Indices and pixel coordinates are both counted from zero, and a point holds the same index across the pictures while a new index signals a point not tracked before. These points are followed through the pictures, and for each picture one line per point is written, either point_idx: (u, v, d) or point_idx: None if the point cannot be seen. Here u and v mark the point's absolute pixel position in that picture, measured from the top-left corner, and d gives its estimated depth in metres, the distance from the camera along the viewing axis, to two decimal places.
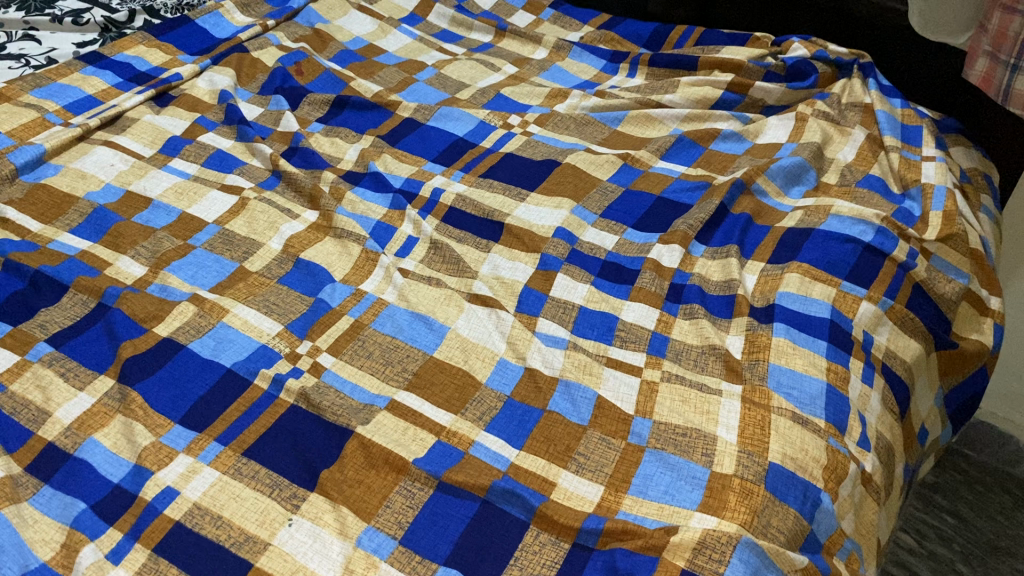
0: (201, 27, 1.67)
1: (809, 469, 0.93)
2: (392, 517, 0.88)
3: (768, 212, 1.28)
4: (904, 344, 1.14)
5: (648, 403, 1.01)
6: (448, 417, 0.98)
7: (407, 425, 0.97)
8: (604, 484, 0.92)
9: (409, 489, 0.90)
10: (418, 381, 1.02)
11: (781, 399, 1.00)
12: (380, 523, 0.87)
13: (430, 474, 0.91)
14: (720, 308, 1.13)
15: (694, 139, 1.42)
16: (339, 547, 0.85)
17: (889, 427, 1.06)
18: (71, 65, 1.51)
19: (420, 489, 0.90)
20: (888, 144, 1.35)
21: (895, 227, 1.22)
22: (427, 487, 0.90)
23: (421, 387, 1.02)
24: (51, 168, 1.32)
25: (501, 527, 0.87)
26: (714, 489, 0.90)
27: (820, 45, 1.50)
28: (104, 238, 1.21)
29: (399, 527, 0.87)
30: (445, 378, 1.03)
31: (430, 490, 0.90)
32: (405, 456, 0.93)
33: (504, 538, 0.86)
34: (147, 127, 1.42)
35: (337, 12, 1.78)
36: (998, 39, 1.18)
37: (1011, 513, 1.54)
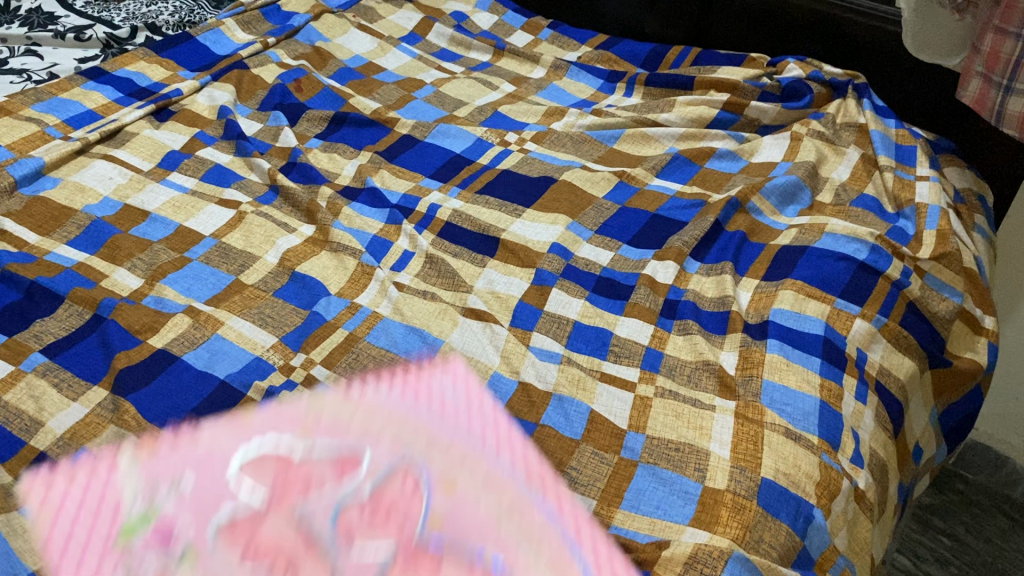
0: (202, 44, 1.68)
1: (803, 485, 0.93)
2: (335, 498, 0.89)
3: (762, 230, 1.29)
4: (897, 362, 1.14)
5: (641, 418, 1.01)
6: (426, 406, 0.99)
7: (386, 411, 0.98)
8: (596, 498, 0.91)
9: (395, 487, 0.90)
10: (411, 370, 1.03)
11: (774, 415, 1.00)
12: (319, 503, 0.88)
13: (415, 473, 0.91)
14: (714, 324, 1.14)
15: (689, 158, 1.43)
16: (269, 521, 0.86)
17: (883, 445, 1.06)
18: (72, 80, 1.52)
19: (405, 484, 0.90)
20: (882, 163, 1.36)
21: (888, 246, 1.23)
22: (381, 472, 0.91)
23: (412, 376, 1.03)
24: (50, 181, 1.33)
25: (451, 515, 0.87)
26: (706, 504, 0.90)
27: (815, 66, 1.52)
28: (101, 250, 1.21)
29: None
30: (437, 373, 1.03)
31: (383, 475, 0.91)
32: (370, 441, 0.94)
33: (453, 523, 0.87)
34: (146, 141, 1.42)
35: (337, 30, 1.79)
36: (991, 61, 1.18)
37: (1008, 535, 1.53)
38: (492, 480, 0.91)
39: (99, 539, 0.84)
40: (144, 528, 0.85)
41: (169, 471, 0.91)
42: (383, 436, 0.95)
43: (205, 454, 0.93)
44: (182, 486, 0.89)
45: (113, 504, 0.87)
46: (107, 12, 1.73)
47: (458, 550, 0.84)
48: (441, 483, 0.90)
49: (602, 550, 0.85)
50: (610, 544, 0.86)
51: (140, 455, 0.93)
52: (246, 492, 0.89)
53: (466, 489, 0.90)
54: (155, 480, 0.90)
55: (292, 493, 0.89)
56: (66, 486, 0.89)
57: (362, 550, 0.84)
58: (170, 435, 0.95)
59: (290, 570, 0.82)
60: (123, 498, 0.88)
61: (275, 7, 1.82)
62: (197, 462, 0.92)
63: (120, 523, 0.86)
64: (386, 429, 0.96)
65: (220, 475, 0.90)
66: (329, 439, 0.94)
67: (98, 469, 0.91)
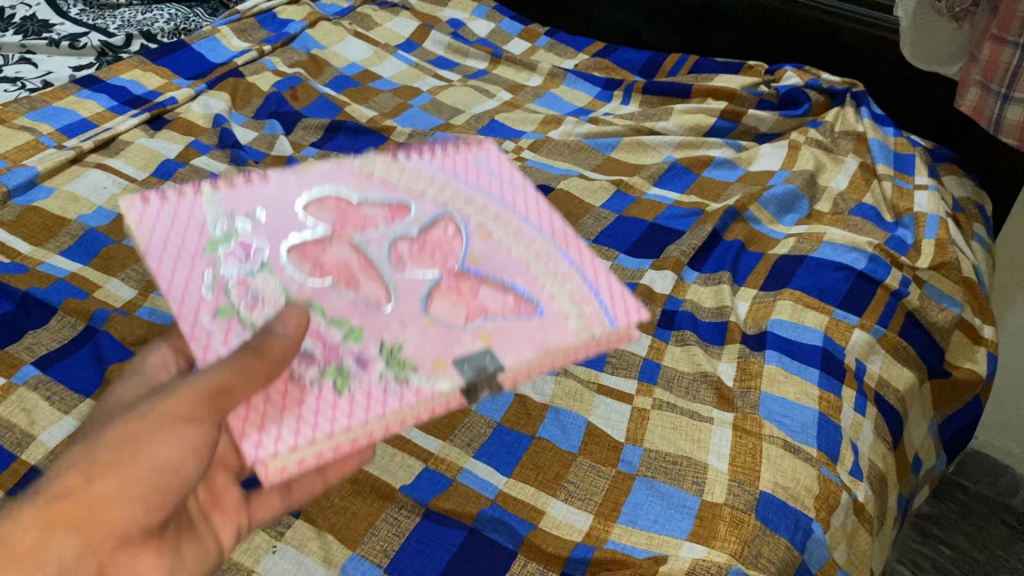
0: (197, 51, 1.67)
1: (801, 499, 0.92)
2: (388, 227, 0.72)
3: (761, 239, 1.29)
4: (897, 373, 1.13)
5: (638, 431, 1.00)
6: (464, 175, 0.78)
7: (437, 164, 0.79)
8: (593, 513, 0.91)
9: (422, 254, 0.70)
10: (459, 151, 0.80)
11: (772, 427, 0.99)
12: (375, 231, 0.72)
13: (454, 242, 0.71)
14: (712, 335, 1.13)
15: (686, 167, 1.42)
16: (333, 246, 0.70)
17: (882, 456, 1.05)
18: (67, 89, 1.51)
19: (437, 253, 0.70)
20: (880, 173, 1.36)
21: (887, 255, 1.22)
22: (427, 220, 0.73)
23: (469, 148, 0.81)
24: (44, 190, 1.31)
25: (497, 254, 0.71)
26: (704, 518, 0.89)
27: (813, 74, 1.52)
28: (94, 260, 1.20)
29: (385, 556, 0.85)
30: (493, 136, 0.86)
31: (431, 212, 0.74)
32: (415, 193, 0.76)
33: (502, 256, 0.71)
34: (140, 150, 1.41)
35: (333, 38, 1.78)
36: (989, 70, 1.18)
37: (1008, 545, 1.52)
38: (526, 232, 0.73)
39: (190, 247, 0.68)
40: (227, 242, 0.69)
41: (245, 207, 0.73)
42: (430, 184, 0.77)
43: (277, 189, 0.75)
44: (258, 216, 0.72)
45: (199, 220, 0.71)
46: (102, 20, 1.72)
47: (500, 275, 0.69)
48: (481, 224, 0.73)
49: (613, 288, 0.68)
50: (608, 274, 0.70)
51: (220, 189, 0.74)
52: (312, 221, 0.72)
53: (505, 233, 0.73)
54: (234, 211, 0.72)
55: (349, 228, 0.72)
56: (162, 204, 0.71)
57: (416, 270, 0.69)
58: (247, 175, 0.76)
59: (351, 284, 0.67)
60: (205, 221, 0.71)
61: (271, 15, 1.82)
62: (266, 200, 0.74)
63: (205, 239, 0.69)
64: (433, 184, 0.77)
65: (288, 212, 0.72)
66: (381, 195, 0.75)
67: (184, 193, 0.73)
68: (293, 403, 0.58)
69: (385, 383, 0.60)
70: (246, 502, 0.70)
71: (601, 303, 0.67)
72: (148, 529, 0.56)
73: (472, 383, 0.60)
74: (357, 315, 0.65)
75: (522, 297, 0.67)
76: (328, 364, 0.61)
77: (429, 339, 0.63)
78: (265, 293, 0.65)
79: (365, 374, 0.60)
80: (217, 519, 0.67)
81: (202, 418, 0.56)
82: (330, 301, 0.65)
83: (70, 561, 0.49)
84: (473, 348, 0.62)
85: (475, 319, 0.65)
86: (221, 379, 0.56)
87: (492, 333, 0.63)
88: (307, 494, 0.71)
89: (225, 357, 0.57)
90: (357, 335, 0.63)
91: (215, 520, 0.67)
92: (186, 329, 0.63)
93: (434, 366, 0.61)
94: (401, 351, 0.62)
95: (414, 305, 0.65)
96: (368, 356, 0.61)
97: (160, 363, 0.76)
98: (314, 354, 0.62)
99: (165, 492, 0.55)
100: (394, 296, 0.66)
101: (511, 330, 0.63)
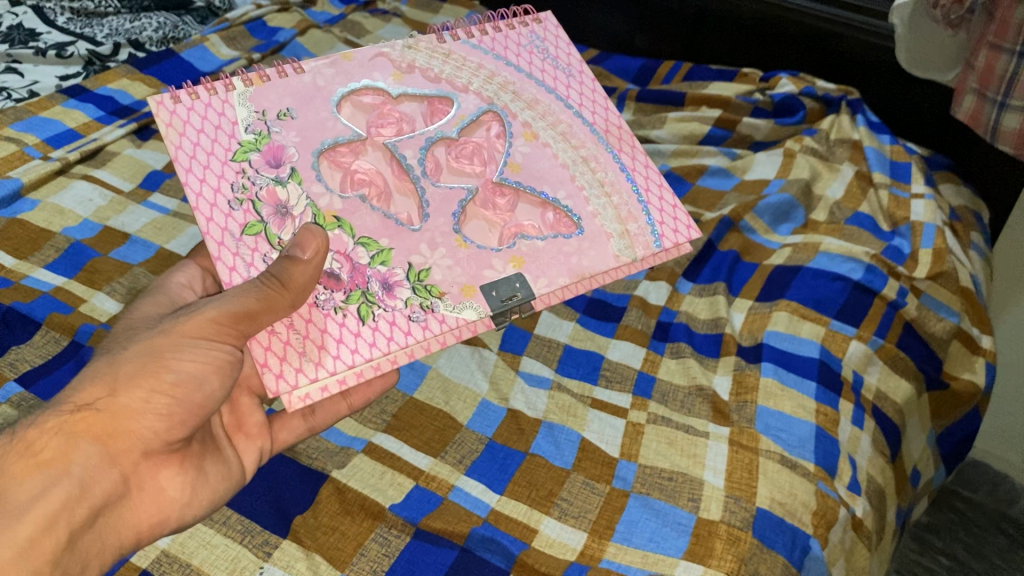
0: (185, 59, 1.65)
1: (799, 515, 0.91)
2: (422, 131, 0.91)
3: (757, 248, 1.27)
4: (894, 385, 1.11)
5: (633, 446, 0.98)
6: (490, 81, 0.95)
7: (475, 64, 0.96)
8: (588, 531, 0.89)
9: (460, 161, 0.90)
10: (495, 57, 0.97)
11: (769, 442, 0.97)
12: (410, 135, 0.91)
13: (488, 148, 0.92)
14: (707, 347, 1.11)
15: (681, 176, 1.41)
16: (366, 153, 0.88)
17: (881, 470, 1.04)
18: (53, 99, 1.49)
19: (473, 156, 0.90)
20: (877, 181, 1.34)
21: (885, 266, 1.20)
22: (473, 114, 0.93)
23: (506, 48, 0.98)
24: (27, 203, 1.29)
25: (530, 166, 0.91)
26: (700, 536, 0.87)
27: (808, 81, 1.50)
28: (80, 274, 1.18)
29: None
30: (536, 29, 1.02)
31: (467, 121, 0.92)
32: (458, 87, 0.94)
33: (531, 169, 0.91)
34: (127, 160, 1.39)
35: (324, 46, 1.75)
36: (985, 77, 1.16)
37: (1007, 553, 1.51)
38: (574, 137, 0.94)
39: (220, 151, 0.82)
40: (257, 146, 0.83)
41: (275, 101, 0.86)
42: (471, 86, 0.94)
43: (310, 86, 0.89)
44: (290, 115, 0.86)
45: (231, 121, 0.84)
46: (90, 28, 1.71)
47: (532, 186, 0.90)
48: (525, 123, 0.94)
49: (668, 207, 0.92)
50: (664, 188, 0.94)
51: (252, 85, 0.87)
52: (345, 123, 0.88)
53: (550, 134, 0.94)
54: (265, 110, 0.86)
55: (383, 130, 0.90)
56: (192, 101, 0.82)
57: (451, 180, 0.89)
58: (278, 70, 0.88)
59: (385, 198, 0.86)
60: (238, 119, 0.84)
61: (261, 22, 1.80)
62: (301, 95, 0.88)
63: (236, 141, 0.83)
64: (477, 78, 0.95)
65: (321, 113, 0.87)
66: (423, 81, 0.93)
67: (217, 89, 0.84)
68: (315, 333, 0.77)
69: (411, 311, 0.80)
70: (271, 425, 0.89)
71: (651, 224, 0.90)
72: (169, 447, 0.74)
73: (499, 311, 0.81)
74: (386, 235, 0.83)
75: (559, 215, 0.89)
76: (353, 289, 0.80)
77: (456, 265, 0.83)
78: (292, 207, 0.82)
79: (390, 300, 0.80)
80: (240, 440, 0.86)
81: (221, 338, 0.73)
82: (359, 220, 0.83)
83: (90, 466, 0.67)
84: (505, 273, 0.84)
85: (513, 239, 0.87)
86: (248, 305, 0.71)
87: (525, 255, 0.86)
88: (326, 418, 0.91)
89: (251, 286, 0.72)
90: (384, 257, 0.82)
91: (238, 440, 0.86)
92: (214, 239, 0.79)
93: (461, 294, 0.82)
94: (428, 275, 0.82)
95: (446, 218, 0.86)
96: (396, 281, 0.81)
97: (186, 280, 0.92)
98: (340, 278, 0.80)
99: (184, 406, 0.72)
100: (425, 214, 0.86)
101: (545, 255, 0.86)
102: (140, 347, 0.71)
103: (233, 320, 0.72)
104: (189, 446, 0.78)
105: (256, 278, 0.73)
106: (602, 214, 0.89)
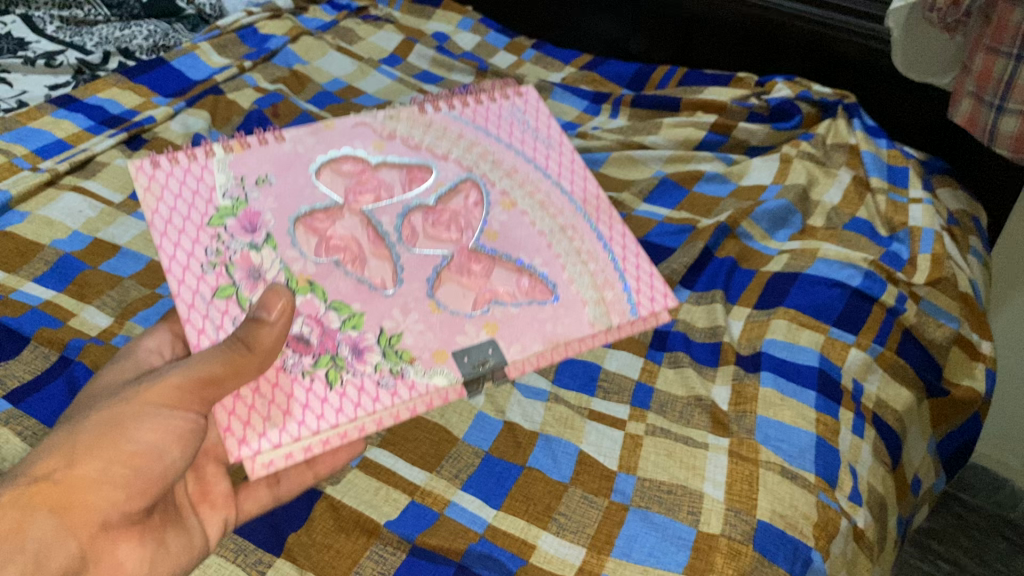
0: (176, 68, 1.64)
1: (800, 527, 0.90)
2: (400, 199, 0.93)
3: (754, 256, 1.26)
4: (894, 393, 1.10)
5: (631, 458, 0.97)
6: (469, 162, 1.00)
7: (460, 138, 1.01)
8: (586, 546, 0.87)
9: (434, 227, 0.92)
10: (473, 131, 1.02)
11: (769, 453, 0.96)
12: (388, 203, 0.93)
13: (468, 214, 0.94)
14: (706, 356, 1.10)
15: (677, 182, 1.40)
16: (343, 218, 0.90)
17: (882, 480, 1.03)
18: (42, 109, 1.47)
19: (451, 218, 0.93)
20: (874, 186, 1.34)
21: (883, 271, 1.20)
22: (448, 183, 0.96)
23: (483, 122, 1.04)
24: (17, 214, 1.28)
25: (509, 232, 0.93)
26: (700, 550, 0.86)
27: (803, 86, 1.50)
28: (69, 287, 1.16)
29: None
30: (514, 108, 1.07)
31: (444, 190, 0.95)
32: (438, 156, 0.99)
33: (508, 237, 0.92)
34: (118, 172, 1.38)
35: (316, 53, 1.75)
36: (982, 80, 1.15)
37: (1008, 559, 1.49)
38: (551, 207, 0.97)
39: (195, 218, 0.87)
40: (234, 213, 0.88)
41: (255, 167, 0.92)
42: (450, 156, 0.99)
43: (290, 153, 0.94)
44: (268, 182, 0.91)
45: (208, 186, 0.89)
46: (79, 37, 1.69)
47: (506, 254, 0.91)
48: (504, 193, 0.97)
49: (644, 275, 0.93)
50: (640, 255, 0.96)
51: (231, 152, 0.93)
52: (324, 190, 0.92)
53: (528, 204, 0.96)
54: (242, 176, 0.91)
55: (362, 199, 0.92)
56: (171, 168, 0.89)
57: (427, 247, 0.90)
58: (258, 139, 0.94)
59: (358, 264, 0.87)
60: (216, 185, 0.90)
61: (252, 29, 1.78)
62: (280, 163, 0.93)
63: (213, 207, 0.88)
64: (457, 147, 1.00)
65: (299, 180, 0.92)
66: (403, 149, 0.98)
67: (196, 157, 0.90)
68: (282, 400, 0.77)
69: (380, 375, 0.80)
70: (235, 494, 0.85)
71: (626, 291, 0.91)
72: (129, 519, 0.71)
73: (471, 377, 0.81)
74: (358, 300, 0.85)
75: (534, 280, 0.89)
76: (322, 354, 0.81)
77: (428, 333, 0.83)
78: (266, 268, 0.85)
79: (361, 365, 0.80)
80: (204, 510, 0.82)
81: (183, 406, 0.72)
82: (332, 285, 0.85)
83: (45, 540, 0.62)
84: (477, 338, 0.84)
85: (482, 306, 0.86)
86: (210, 370, 0.71)
87: (499, 321, 0.85)
88: (294, 485, 0.88)
89: (216, 350, 0.72)
90: (356, 321, 0.83)
91: (201, 510, 0.82)
92: (184, 306, 0.81)
93: (433, 358, 0.82)
94: (399, 340, 0.83)
95: (422, 284, 0.87)
96: (366, 345, 0.82)
97: (156, 345, 0.88)
98: (310, 343, 0.81)
99: (142, 477, 0.70)
100: (399, 280, 0.87)
101: (518, 321, 0.86)
102: (99, 416, 0.68)
103: (199, 387, 0.71)
104: (149, 518, 0.75)
105: (221, 342, 0.73)
106: (576, 281, 0.90)
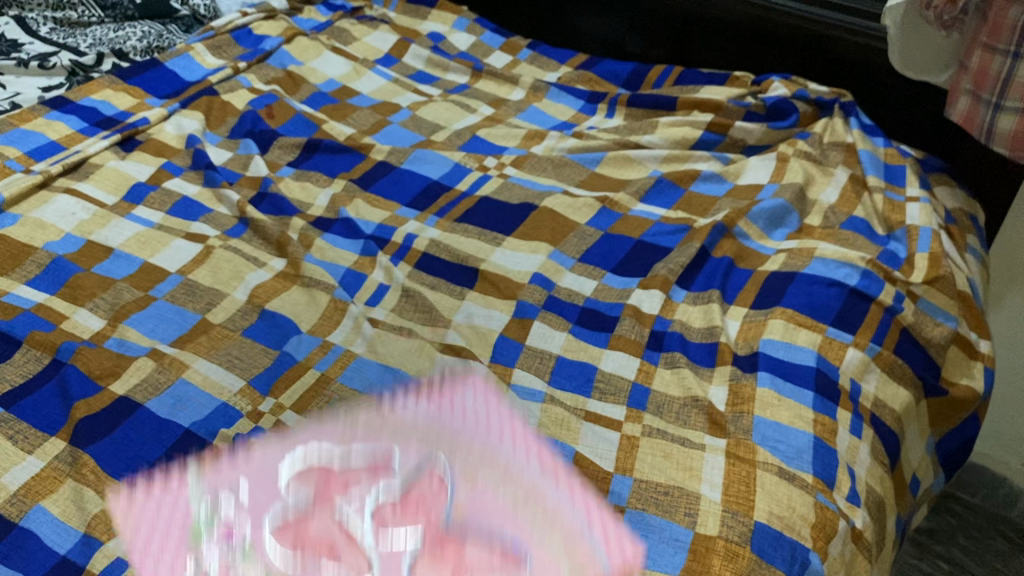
0: (170, 69, 1.63)
1: (798, 528, 0.89)
2: (370, 494, 0.88)
3: (750, 255, 1.25)
4: (892, 393, 1.10)
5: (628, 460, 0.96)
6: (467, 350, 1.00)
7: (413, 426, 0.95)
8: None
9: (410, 506, 0.86)
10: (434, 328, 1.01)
11: (766, 453, 0.96)
12: (360, 500, 0.87)
13: (431, 491, 0.88)
14: (702, 357, 1.09)
15: (673, 181, 1.39)
16: (320, 518, 0.86)
17: (880, 480, 1.02)
18: (35, 110, 1.47)
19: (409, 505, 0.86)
20: (871, 184, 1.33)
21: (880, 270, 1.19)
22: (406, 471, 0.90)
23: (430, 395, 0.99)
24: (9, 216, 1.27)
25: (472, 506, 0.87)
26: (697, 552, 0.85)
27: (800, 85, 1.50)
28: (62, 290, 1.15)
29: None
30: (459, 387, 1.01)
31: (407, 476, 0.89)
32: (398, 441, 0.93)
33: (470, 515, 0.86)
34: (111, 173, 1.37)
35: (311, 53, 1.75)
36: (979, 78, 1.14)
37: (1007, 558, 1.49)
38: (512, 476, 0.90)
39: (177, 542, 0.83)
40: (211, 531, 0.84)
41: (227, 480, 0.89)
42: (407, 437, 0.93)
43: (263, 464, 0.91)
44: (241, 494, 0.87)
45: (186, 511, 0.86)
46: (73, 39, 1.69)
47: (472, 530, 0.85)
48: (464, 470, 0.90)
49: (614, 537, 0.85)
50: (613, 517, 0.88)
51: (203, 466, 0.91)
52: (297, 494, 0.88)
53: (487, 478, 0.90)
54: (218, 489, 0.88)
55: (336, 492, 0.88)
56: (146, 497, 0.88)
57: (394, 539, 0.84)
58: (228, 451, 0.92)
59: (336, 559, 0.82)
60: (192, 511, 0.86)
61: (246, 30, 1.77)
62: (254, 472, 0.90)
63: (188, 529, 0.84)
64: (416, 431, 0.94)
65: (272, 488, 0.88)
66: (364, 445, 0.93)
67: (171, 486, 0.89)
68: None
69: None
70: None
71: (593, 548, 0.84)
72: None
73: None
74: None
75: (506, 553, 0.82)
76: None
77: None
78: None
79: None
80: None
81: None
82: None
83: None
84: None
85: None
86: None
87: None
88: None
89: None
90: None
91: None
92: None
93: None
94: None
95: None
96: None
97: None
98: None
99: None
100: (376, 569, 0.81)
101: None
102: None
103: None
104: None
105: None
106: (550, 551, 0.83)
